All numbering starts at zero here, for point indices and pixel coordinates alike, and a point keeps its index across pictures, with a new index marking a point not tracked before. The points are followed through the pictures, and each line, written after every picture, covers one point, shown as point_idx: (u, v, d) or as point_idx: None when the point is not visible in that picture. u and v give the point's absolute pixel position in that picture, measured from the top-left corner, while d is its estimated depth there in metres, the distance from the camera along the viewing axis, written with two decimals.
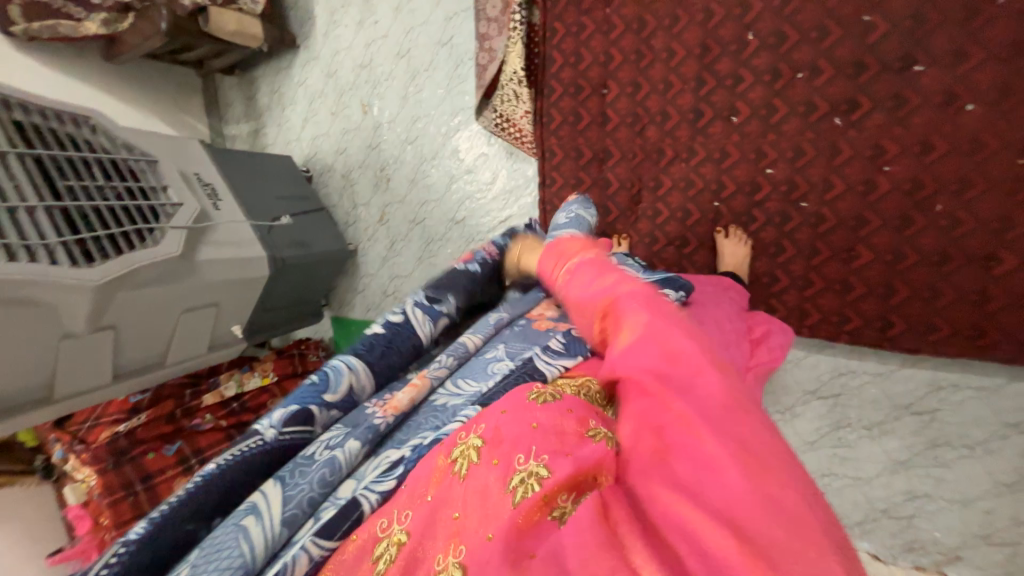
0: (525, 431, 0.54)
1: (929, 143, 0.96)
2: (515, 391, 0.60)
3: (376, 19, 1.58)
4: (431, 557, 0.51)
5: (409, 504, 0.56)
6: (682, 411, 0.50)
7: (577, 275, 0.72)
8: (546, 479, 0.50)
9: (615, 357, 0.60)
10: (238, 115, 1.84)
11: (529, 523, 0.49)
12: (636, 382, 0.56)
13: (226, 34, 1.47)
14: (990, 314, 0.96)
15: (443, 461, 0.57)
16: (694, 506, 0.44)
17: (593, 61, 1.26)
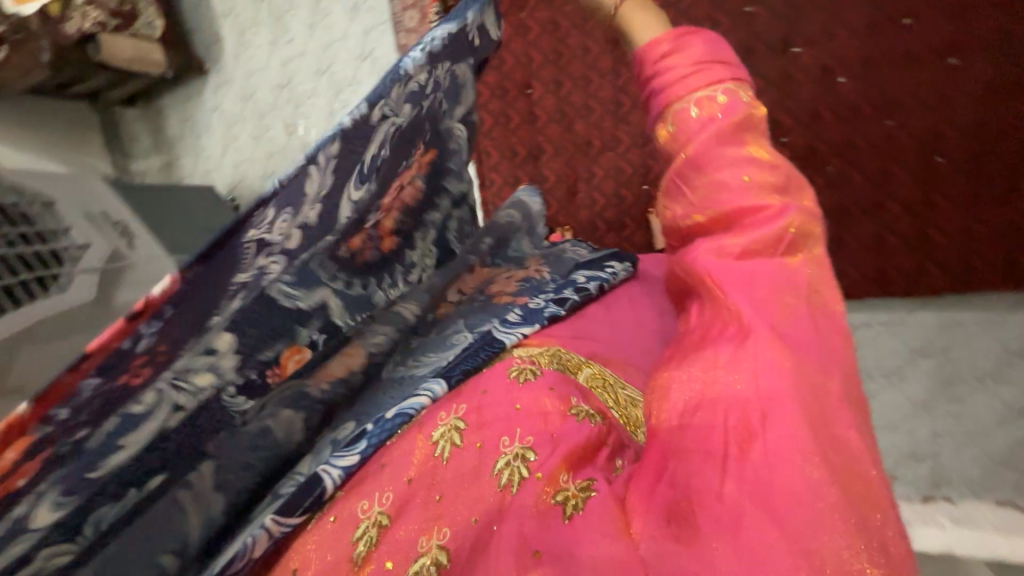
0: (507, 413, 0.39)
1: (897, 99, 0.88)
2: (493, 363, 0.44)
3: (291, 36, 1.46)
4: (411, 543, 0.35)
5: (390, 481, 0.38)
6: (768, 385, 0.32)
7: (701, 110, 0.40)
8: (535, 470, 0.37)
9: (715, 270, 0.37)
10: (145, 149, 1.72)
11: (543, 510, 0.35)
12: (718, 326, 0.36)
13: (124, 58, 1.35)
14: (931, 222, 0.90)
15: (421, 442, 0.40)
16: (761, 528, 0.28)
17: (514, 62, 1.15)
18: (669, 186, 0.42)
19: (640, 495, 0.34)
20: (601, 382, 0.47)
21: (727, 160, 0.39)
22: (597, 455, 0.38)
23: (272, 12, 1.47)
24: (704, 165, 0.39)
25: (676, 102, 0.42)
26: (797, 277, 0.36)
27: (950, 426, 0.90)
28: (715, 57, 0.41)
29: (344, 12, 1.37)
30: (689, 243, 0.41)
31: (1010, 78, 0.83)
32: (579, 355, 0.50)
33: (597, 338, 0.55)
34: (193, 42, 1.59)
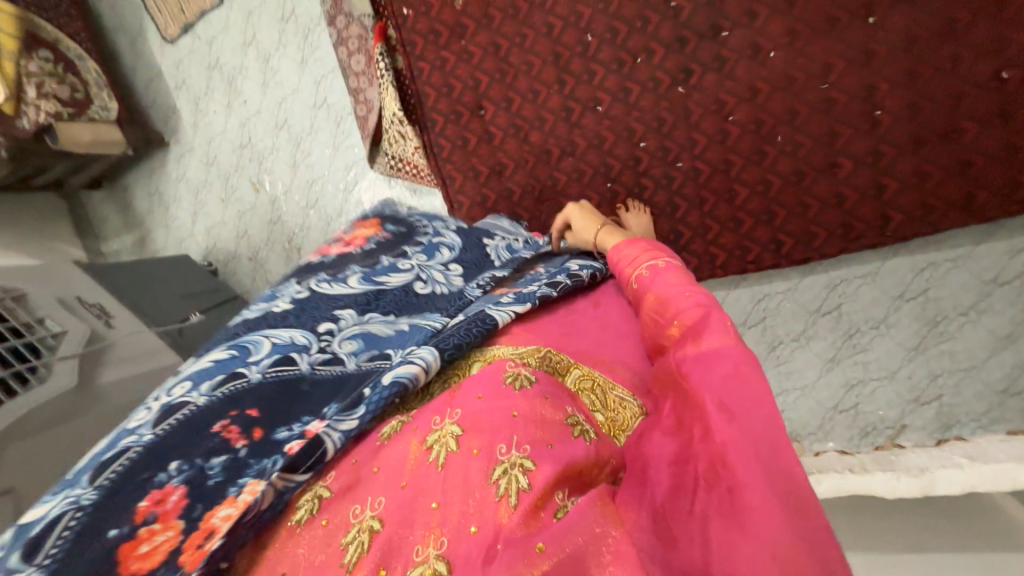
0: (505, 421, 0.41)
1: (829, 63, 0.92)
2: (488, 368, 0.47)
3: (244, 97, 1.49)
4: (408, 551, 0.37)
5: (384, 487, 0.41)
6: (725, 433, 0.39)
7: (651, 272, 0.59)
8: (532, 481, 0.38)
9: (684, 365, 0.47)
10: (116, 230, 1.74)
11: (533, 522, 0.37)
12: (684, 403, 0.45)
13: (83, 142, 1.36)
14: (883, 171, 0.93)
15: (416, 447, 0.42)
16: (726, 534, 0.35)
17: (463, 87, 1.17)
18: (648, 318, 0.56)
19: (630, 498, 0.40)
20: (590, 382, 0.53)
21: (676, 291, 0.54)
22: (601, 470, 0.43)
23: (223, 77, 1.50)
24: (666, 300, 0.54)
25: (638, 270, 0.61)
26: (738, 354, 0.44)
27: (945, 364, 1.00)
28: (655, 249, 0.62)
29: (291, 66, 1.40)
30: (666, 354, 0.52)
31: (928, 26, 0.86)
32: (570, 358, 0.55)
33: (580, 334, 0.61)
34: (149, 119, 1.62)
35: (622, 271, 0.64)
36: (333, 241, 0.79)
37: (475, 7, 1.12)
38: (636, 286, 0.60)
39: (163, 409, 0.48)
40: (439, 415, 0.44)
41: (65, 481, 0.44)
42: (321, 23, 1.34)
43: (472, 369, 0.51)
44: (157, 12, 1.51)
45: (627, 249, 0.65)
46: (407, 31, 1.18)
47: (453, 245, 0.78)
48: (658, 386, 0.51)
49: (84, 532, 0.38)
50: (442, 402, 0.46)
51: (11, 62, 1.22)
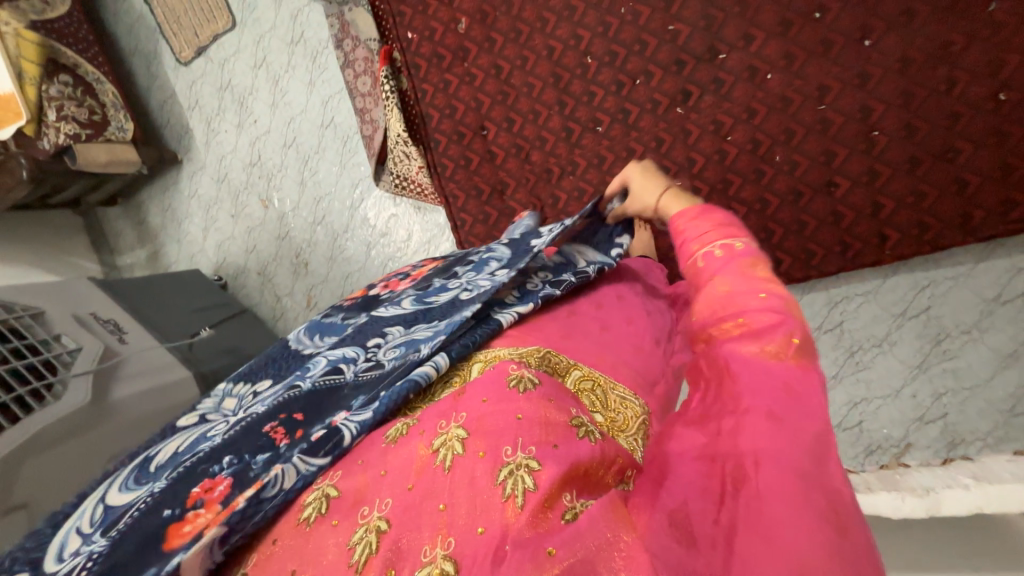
0: (509, 424, 0.40)
1: (824, 87, 0.93)
2: (490, 371, 0.45)
3: (255, 117, 1.53)
4: (417, 552, 0.36)
5: (389, 487, 0.39)
6: (760, 441, 0.38)
7: (713, 256, 0.53)
8: (538, 481, 0.37)
9: (731, 362, 0.44)
10: (131, 244, 1.79)
11: (541, 522, 0.36)
12: (720, 398, 0.43)
13: (99, 162, 1.40)
14: (880, 190, 0.93)
15: (422, 450, 0.41)
16: (750, 542, 0.34)
17: (466, 107, 1.20)
18: (700, 303, 0.51)
19: (644, 501, 0.40)
20: (590, 383, 0.52)
21: (744, 284, 0.48)
22: (610, 474, 0.41)
23: (234, 97, 1.54)
24: (733, 293, 0.48)
25: (702, 247, 0.54)
26: (795, 370, 0.42)
27: (947, 382, 1.00)
28: (726, 227, 0.55)
29: (300, 86, 1.44)
30: (712, 344, 0.48)
31: (924, 49, 0.87)
32: (569, 358, 0.54)
33: (584, 333, 0.59)
34: (163, 138, 1.67)
35: (683, 240, 0.58)
36: (401, 275, 0.78)
37: (477, 32, 1.16)
38: (696, 264, 0.54)
39: (235, 421, 0.50)
40: (444, 419, 0.43)
41: (147, 473, 0.48)
42: (330, 46, 1.38)
43: (472, 370, 0.50)
44: (172, 35, 1.56)
45: (692, 225, 0.57)
46: (411, 55, 1.22)
47: (504, 257, 0.71)
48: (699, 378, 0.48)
49: (145, 516, 0.40)
50: (449, 406, 0.44)
51: (34, 86, 1.29)
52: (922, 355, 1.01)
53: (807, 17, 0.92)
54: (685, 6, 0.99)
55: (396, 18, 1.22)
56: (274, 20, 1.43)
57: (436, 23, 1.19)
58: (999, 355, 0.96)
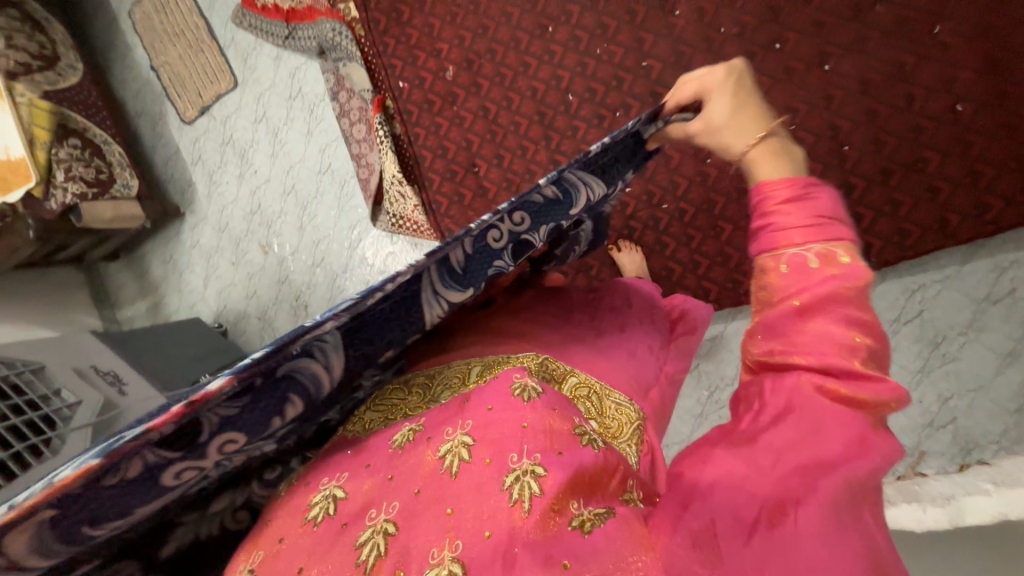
0: (513, 431, 0.40)
1: (792, 109, 0.99)
2: (494, 380, 0.45)
3: (255, 167, 1.59)
4: (424, 554, 0.36)
5: (397, 491, 0.40)
6: (807, 478, 0.35)
7: (805, 267, 0.42)
8: (544, 486, 0.37)
9: (793, 399, 0.38)
10: (132, 296, 1.81)
11: (549, 526, 0.35)
12: (770, 429, 0.38)
13: (104, 218, 1.45)
14: (858, 202, 0.97)
15: (428, 457, 0.42)
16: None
17: (456, 146, 1.27)
18: (772, 319, 0.42)
19: (664, 521, 0.38)
20: (586, 390, 0.52)
21: (837, 317, 0.40)
22: (612, 479, 0.40)
23: (235, 151, 1.62)
24: (821, 337, 0.39)
25: (790, 247, 0.43)
26: (858, 424, 0.37)
27: (952, 385, 0.99)
28: (826, 226, 0.43)
29: (298, 137, 1.51)
30: (782, 373, 0.40)
31: (881, 70, 0.93)
32: (566, 365, 0.53)
33: (578, 340, 0.59)
34: (166, 193, 1.73)
35: (764, 229, 0.46)
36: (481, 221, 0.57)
37: (464, 78, 1.24)
38: (775, 264, 0.44)
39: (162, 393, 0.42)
40: (447, 427, 0.43)
41: None
42: (325, 98, 1.46)
43: (472, 372, 0.49)
44: (176, 97, 1.65)
45: (785, 212, 0.45)
46: (403, 102, 1.30)
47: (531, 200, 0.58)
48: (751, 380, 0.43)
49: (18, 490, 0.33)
50: (453, 411, 0.45)
51: (44, 150, 1.35)
52: (922, 360, 1.01)
53: (768, 47, 0.99)
54: (655, 45, 1.07)
55: (389, 72, 1.31)
56: (273, 79, 1.52)
57: (425, 71, 1.28)
58: (999, 355, 0.96)
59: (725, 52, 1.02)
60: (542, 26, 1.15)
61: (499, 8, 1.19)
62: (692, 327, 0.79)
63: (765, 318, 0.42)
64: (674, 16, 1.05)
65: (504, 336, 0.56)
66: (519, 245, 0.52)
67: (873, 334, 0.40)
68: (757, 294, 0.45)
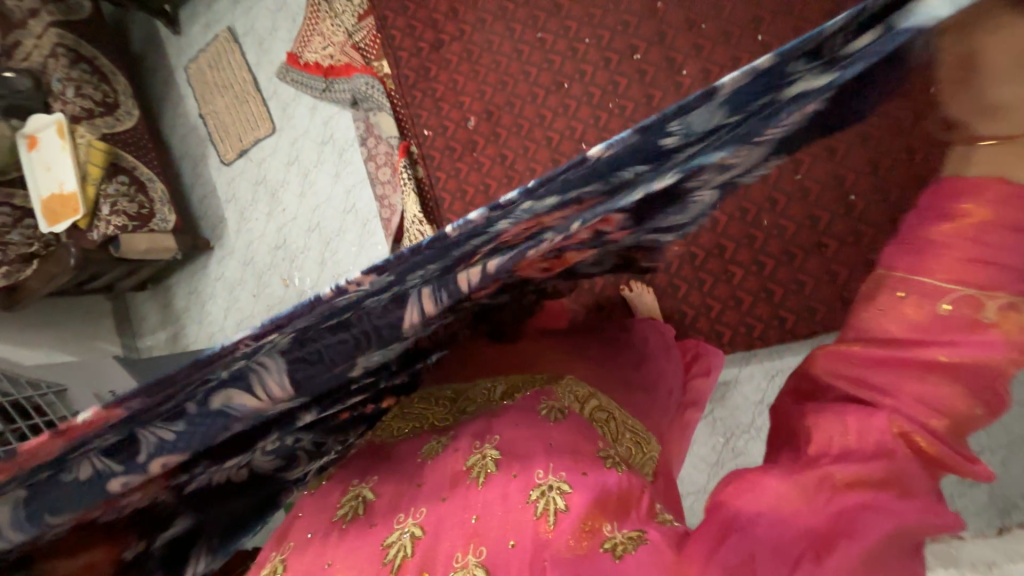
0: (538, 450, 0.45)
1: (796, 160, 1.04)
2: (523, 402, 0.52)
3: (284, 207, 1.69)
4: (448, 558, 0.40)
5: (423, 498, 0.45)
6: (850, 515, 0.37)
7: (966, 321, 0.37)
8: (569, 501, 0.41)
9: (874, 441, 0.38)
10: (153, 326, 1.87)
11: (576, 541, 0.39)
12: (835, 462, 0.39)
13: (139, 249, 1.54)
14: (868, 249, 0.98)
15: (458, 467, 0.46)
16: None
17: (474, 190, 1.33)
18: (896, 352, 0.39)
19: (697, 551, 0.38)
20: (605, 415, 0.53)
21: (961, 382, 0.38)
22: (633, 503, 0.43)
23: (267, 191, 1.72)
24: (927, 396, 0.38)
25: (947, 280, 0.38)
26: (920, 486, 0.38)
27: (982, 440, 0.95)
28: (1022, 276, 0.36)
29: (327, 178, 1.61)
30: (881, 416, 0.39)
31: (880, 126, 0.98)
32: (588, 389, 0.56)
33: (589, 375, 0.60)
34: (199, 228, 1.83)
35: (937, 241, 0.39)
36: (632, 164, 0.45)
37: (484, 128, 1.33)
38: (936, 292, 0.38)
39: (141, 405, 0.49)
40: (490, 439, 0.47)
41: None
42: (354, 144, 1.57)
43: (495, 394, 0.55)
44: (219, 141, 1.78)
45: (975, 238, 0.37)
46: (427, 148, 1.39)
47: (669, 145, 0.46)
48: (811, 399, 0.45)
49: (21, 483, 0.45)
50: (483, 428, 0.49)
51: (94, 186, 1.47)
52: None
53: None
54: (663, 101, 1.14)
55: (415, 121, 1.42)
56: (308, 126, 1.64)
57: (448, 121, 1.37)
58: None
59: None
60: (558, 83, 1.25)
61: (518, 67, 1.30)
62: (707, 370, 0.78)
63: (872, 352, 0.40)
64: (681, 76, 1.13)
65: (520, 364, 0.60)
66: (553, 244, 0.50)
67: (985, 405, 0.38)
68: (872, 319, 0.41)
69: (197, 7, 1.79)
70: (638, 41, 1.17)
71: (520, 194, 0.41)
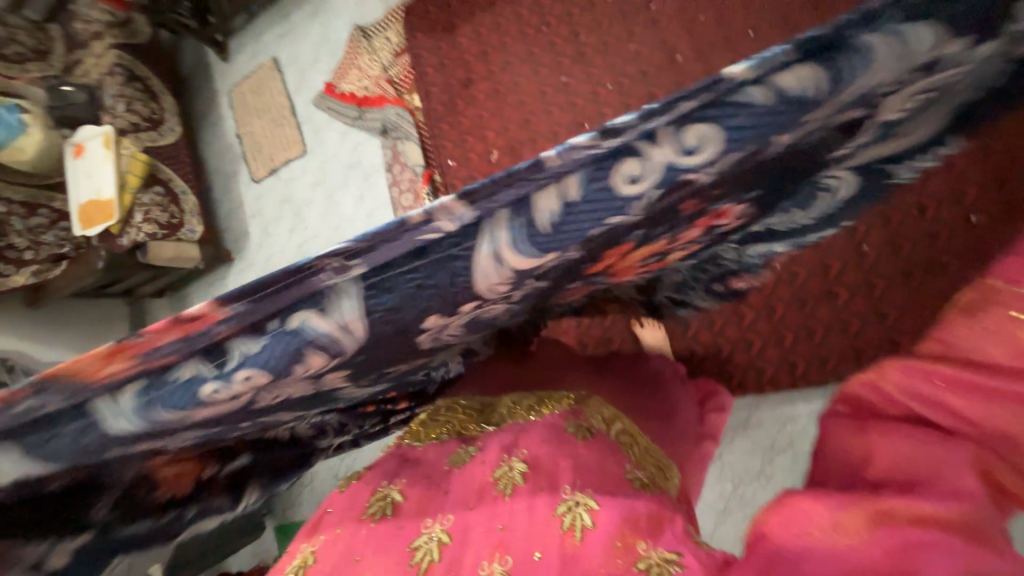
0: (568, 466, 0.47)
1: None
2: (548, 422, 0.53)
3: (306, 225, 1.75)
4: (475, 565, 0.41)
5: (451, 506, 0.47)
6: (935, 550, 0.32)
7: None
8: (596, 518, 0.41)
9: (952, 475, 0.36)
10: None
11: (613, 555, 0.39)
12: (900, 497, 0.35)
13: (163, 256, 1.60)
14: (880, 300, 0.98)
15: (487, 479, 0.48)
16: None
17: None
18: (985, 378, 0.36)
19: None
20: (630, 439, 0.55)
21: None
22: (671, 523, 0.43)
23: (292, 209, 1.78)
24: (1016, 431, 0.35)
25: None
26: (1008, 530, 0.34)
27: None
28: None
29: (351, 201, 1.67)
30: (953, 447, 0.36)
31: None
32: (612, 413, 0.58)
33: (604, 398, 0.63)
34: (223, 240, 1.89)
35: None
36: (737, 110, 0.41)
37: (506, 162, 1.38)
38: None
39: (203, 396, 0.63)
40: (518, 449, 0.50)
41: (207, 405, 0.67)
42: (379, 169, 1.64)
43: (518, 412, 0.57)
44: (251, 160, 1.87)
45: None
46: (449, 178, 1.44)
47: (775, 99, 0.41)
48: (862, 421, 0.42)
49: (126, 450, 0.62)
50: (513, 442, 0.52)
51: (131, 194, 1.52)
52: None
53: None
54: None
55: (439, 152, 1.47)
56: (338, 150, 1.72)
57: (471, 154, 1.43)
58: None
59: None
60: (579, 123, 1.31)
61: (542, 107, 1.36)
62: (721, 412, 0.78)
63: (952, 371, 0.37)
64: None
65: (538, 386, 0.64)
66: (670, 182, 0.44)
67: None
68: (972, 336, 0.37)
69: (245, 38, 1.93)
70: (657, 89, 1.23)
71: (634, 117, 0.38)
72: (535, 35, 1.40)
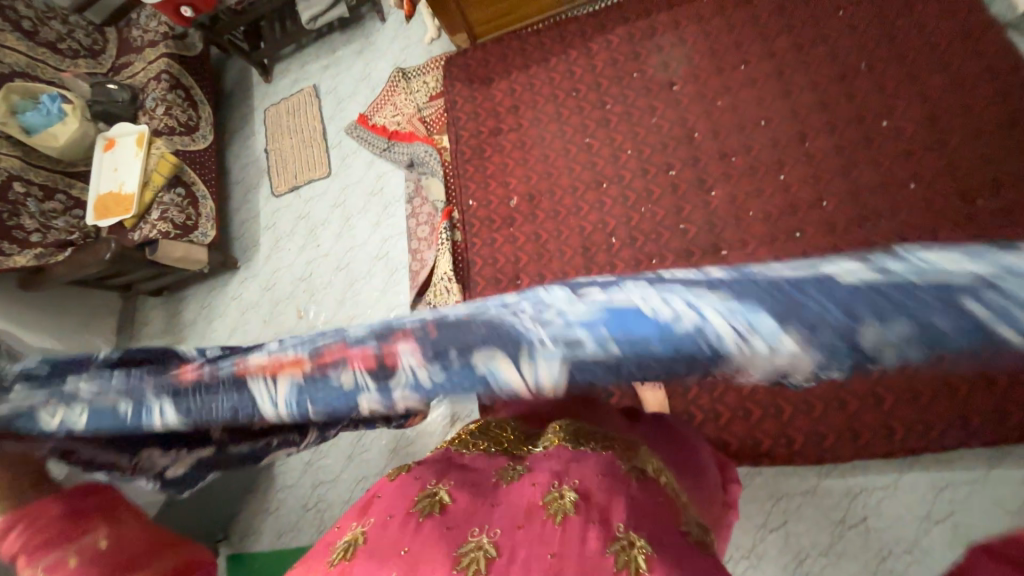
0: (623, 503, 0.47)
1: None
2: (600, 455, 0.52)
3: (319, 242, 1.77)
4: None
5: (500, 521, 0.47)
6: None
7: None
8: (653, 564, 0.41)
9: None
10: (152, 333, 1.85)
11: None
12: None
13: (172, 257, 1.58)
14: (878, 383, 1.01)
15: (537, 499, 0.48)
16: None
17: (505, 260, 1.41)
18: None
19: None
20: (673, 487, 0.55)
21: None
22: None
23: (307, 225, 1.81)
24: None
25: None
26: None
27: None
28: None
29: (367, 225, 1.71)
30: None
31: None
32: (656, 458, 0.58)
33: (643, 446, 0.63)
34: (231, 247, 1.90)
35: None
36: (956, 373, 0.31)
37: (524, 208, 1.45)
38: None
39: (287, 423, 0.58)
40: (578, 478, 0.49)
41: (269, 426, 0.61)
42: (401, 199, 1.69)
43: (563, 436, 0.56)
44: (275, 175, 1.92)
45: None
46: (468, 215, 1.50)
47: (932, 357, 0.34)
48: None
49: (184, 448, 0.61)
50: (565, 464, 0.51)
51: (152, 192, 1.57)
52: None
53: (789, 238, 1.16)
54: (690, 215, 1.26)
55: (461, 191, 1.53)
56: (362, 176, 1.78)
57: (492, 196, 1.49)
58: None
59: (753, 230, 1.20)
60: (598, 182, 1.39)
61: (564, 162, 1.45)
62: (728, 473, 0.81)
63: None
64: (708, 196, 1.26)
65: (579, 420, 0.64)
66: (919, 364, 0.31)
67: None
68: None
69: (290, 64, 2.04)
70: (673, 160, 1.32)
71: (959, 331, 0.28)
72: (565, 97, 1.50)
